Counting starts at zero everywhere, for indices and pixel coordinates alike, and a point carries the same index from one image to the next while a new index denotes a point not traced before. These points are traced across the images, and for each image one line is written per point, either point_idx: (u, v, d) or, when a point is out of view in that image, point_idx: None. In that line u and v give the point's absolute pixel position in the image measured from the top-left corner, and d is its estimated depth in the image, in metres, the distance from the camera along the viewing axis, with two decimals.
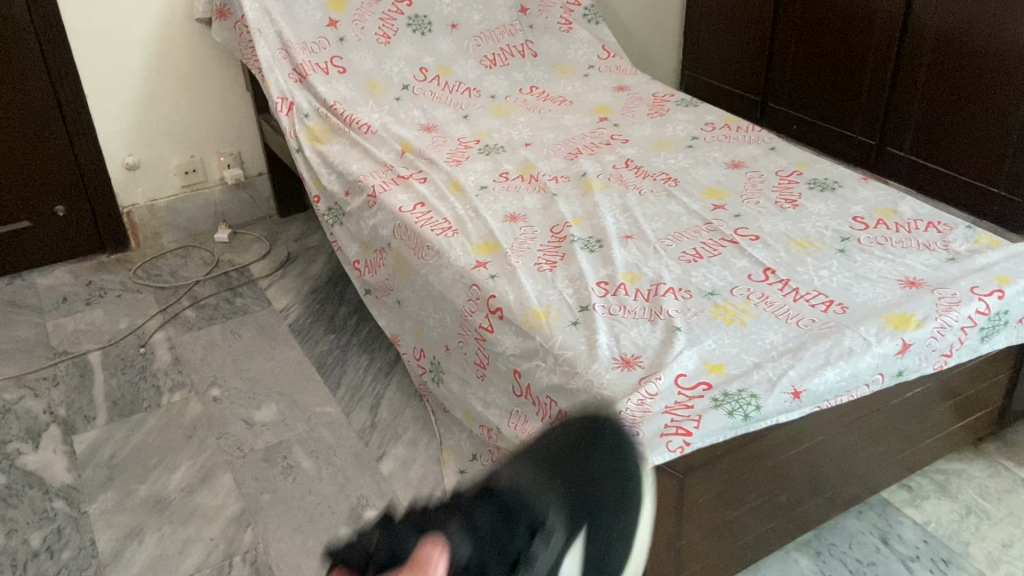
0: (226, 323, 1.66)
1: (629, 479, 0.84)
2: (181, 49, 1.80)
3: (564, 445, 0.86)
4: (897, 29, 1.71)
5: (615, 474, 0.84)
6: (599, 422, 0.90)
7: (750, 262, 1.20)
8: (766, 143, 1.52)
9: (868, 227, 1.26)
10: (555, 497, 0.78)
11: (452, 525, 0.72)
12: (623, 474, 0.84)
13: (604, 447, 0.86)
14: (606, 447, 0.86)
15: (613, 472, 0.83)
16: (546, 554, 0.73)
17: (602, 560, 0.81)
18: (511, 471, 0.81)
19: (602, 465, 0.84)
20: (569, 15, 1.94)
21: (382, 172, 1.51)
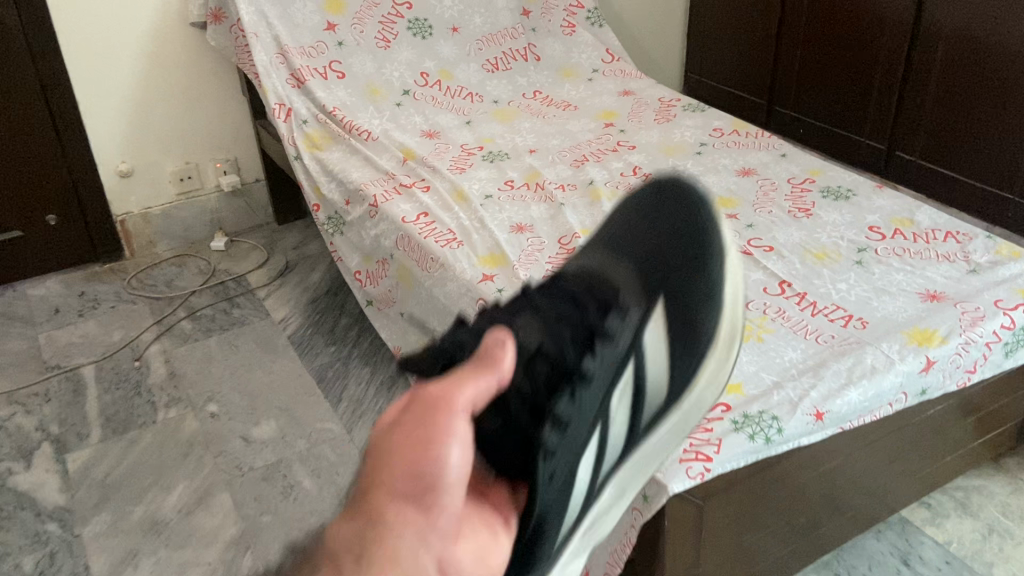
0: (223, 335, 1.62)
1: (699, 242, 0.86)
2: (176, 54, 1.76)
3: (631, 230, 0.90)
4: (908, 30, 1.68)
5: (682, 241, 0.86)
6: (662, 195, 0.92)
7: (765, 274, 1.17)
8: (778, 149, 1.49)
9: (885, 237, 1.22)
10: (619, 280, 0.84)
11: (522, 320, 0.79)
12: (692, 240, 0.86)
13: (669, 220, 0.89)
14: (671, 219, 0.89)
15: (673, 231, 0.88)
16: (621, 326, 0.80)
17: (690, 322, 0.82)
18: (582, 262, 0.89)
19: (661, 234, 0.88)
20: (572, 18, 1.91)
21: (384, 180, 1.47)
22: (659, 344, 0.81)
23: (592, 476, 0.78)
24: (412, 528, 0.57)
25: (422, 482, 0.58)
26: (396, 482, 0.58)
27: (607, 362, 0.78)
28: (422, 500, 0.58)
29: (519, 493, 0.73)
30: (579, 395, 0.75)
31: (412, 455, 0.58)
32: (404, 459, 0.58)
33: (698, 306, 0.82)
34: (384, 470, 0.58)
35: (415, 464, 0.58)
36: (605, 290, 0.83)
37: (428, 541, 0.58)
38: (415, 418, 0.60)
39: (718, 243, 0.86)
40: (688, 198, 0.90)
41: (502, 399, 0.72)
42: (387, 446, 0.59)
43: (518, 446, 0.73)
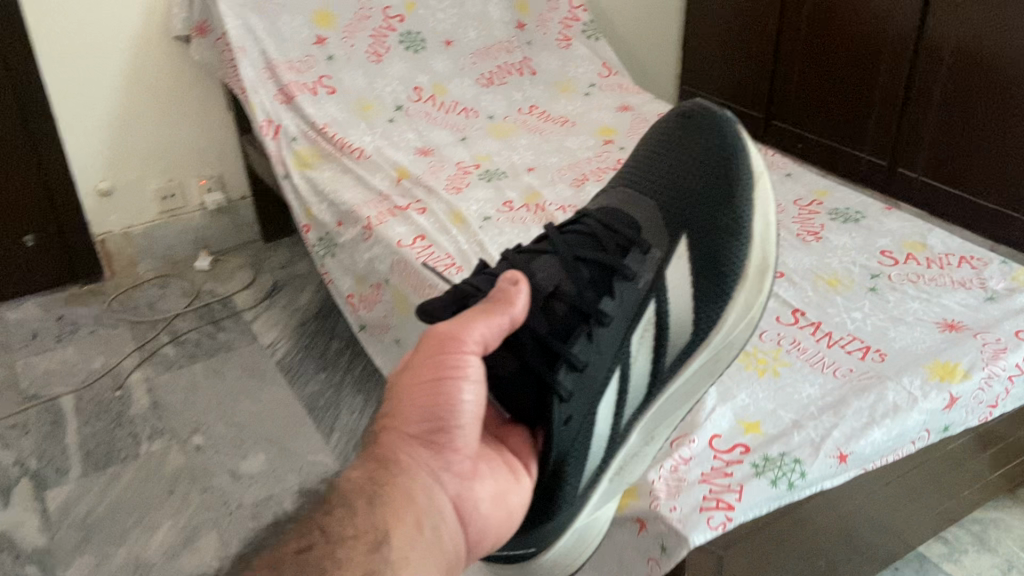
0: (209, 360, 1.56)
1: (725, 171, 0.83)
2: (158, 68, 1.69)
3: (659, 162, 0.89)
4: (910, 44, 1.65)
5: (707, 172, 0.84)
6: (693, 122, 0.89)
7: (777, 302, 1.12)
8: (783, 168, 1.45)
9: (898, 263, 1.18)
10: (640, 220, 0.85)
11: (544, 261, 0.80)
12: (718, 172, 0.83)
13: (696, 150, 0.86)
14: (699, 149, 0.86)
15: (697, 162, 0.86)
16: (639, 265, 0.81)
17: (715, 254, 0.80)
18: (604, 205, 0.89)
19: (684, 168, 0.86)
20: (567, 31, 1.89)
21: (377, 201, 1.42)
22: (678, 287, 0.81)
23: (615, 418, 0.77)
24: (424, 467, 0.61)
25: (431, 422, 0.62)
26: (409, 422, 0.62)
27: (626, 303, 0.79)
28: (432, 441, 0.62)
29: (537, 437, 0.72)
30: (596, 338, 0.75)
31: (421, 397, 0.62)
32: (414, 400, 0.62)
33: (721, 243, 0.80)
34: (398, 414, 0.63)
35: (424, 405, 0.61)
36: (625, 228, 0.83)
37: (444, 477, 0.62)
38: (423, 360, 0.63)
39: (747, 173, 0.82)
40: (720, 122, 0.86)
41: (518, 339, 0.72)
42: (399, 390, 0.63)
43: (536, 392, 0.71)
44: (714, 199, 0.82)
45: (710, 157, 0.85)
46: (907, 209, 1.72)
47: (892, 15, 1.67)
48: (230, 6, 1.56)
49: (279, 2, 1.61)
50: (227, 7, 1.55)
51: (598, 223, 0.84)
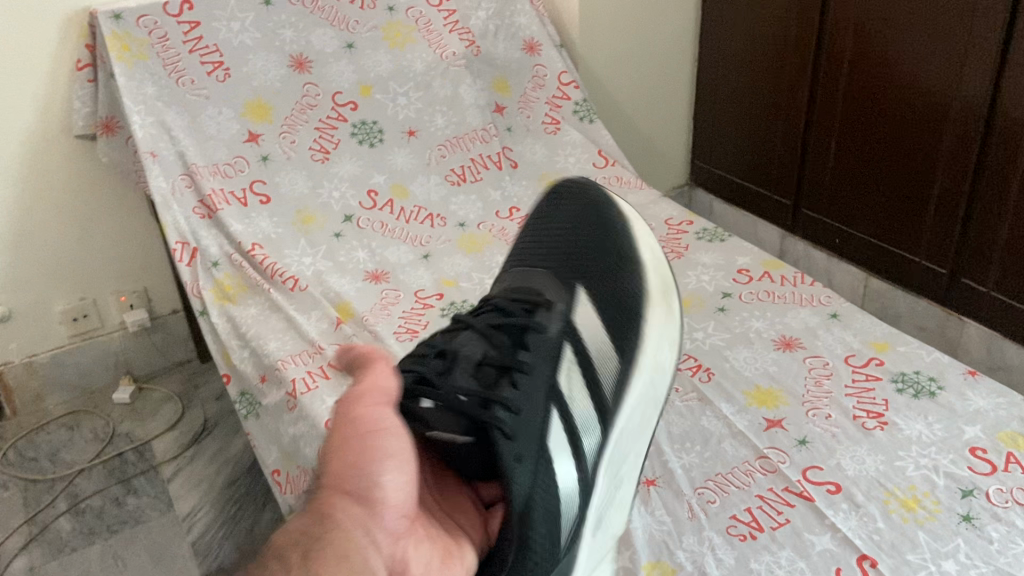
0: (110, 540, 1.24)
1: (553, 238, 0.95)
2: (60, 171, 1.40)
3: (542, 232, 0.97)
4: (979, 127, 1.31)
5: (544, 244, 0.94)
6: (533, 227, 1.00)
7: (837, 541, 0.80)
8: (826, 306, 1.15)
9: (996, 470, 0.87)
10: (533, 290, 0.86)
11: (464, 336, 0.78)
12: (539, 254, 0.93)
13: (559, 223, 0.96)
14: (558, 227, 0.96)
15: (561, 230, 0.95)
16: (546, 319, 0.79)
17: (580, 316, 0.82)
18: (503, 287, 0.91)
19: (557, 233, 0.95)
20: (555, 112, 1.60)
21: (309, 355, 1.10)
22: (586, 326, 0.81)
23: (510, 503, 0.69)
24: (387, 512, 0.54)
25: (366, 489, 0.53)
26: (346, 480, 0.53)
27: (542, 350, 0.76)
28: (378, 471, 0.54)
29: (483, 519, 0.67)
30: (524, 384, 0.71)
31: (380, 438, 0.55)
32: (347, 463, 0.54)
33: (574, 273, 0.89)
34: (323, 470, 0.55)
35: (389, 432, 0.57)
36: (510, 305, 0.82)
37: (376, 540, 0.52)
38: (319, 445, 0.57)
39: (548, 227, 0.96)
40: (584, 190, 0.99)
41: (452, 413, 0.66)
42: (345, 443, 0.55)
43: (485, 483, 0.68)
44: (563, 263, 0.90)
45: (534, 245, 0.95)
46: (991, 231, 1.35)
47: (953, 89, 1.34)
48: (138, 101, 1.28)
49: (202, 93, 1.33)
50: (133, 102, 1.27)
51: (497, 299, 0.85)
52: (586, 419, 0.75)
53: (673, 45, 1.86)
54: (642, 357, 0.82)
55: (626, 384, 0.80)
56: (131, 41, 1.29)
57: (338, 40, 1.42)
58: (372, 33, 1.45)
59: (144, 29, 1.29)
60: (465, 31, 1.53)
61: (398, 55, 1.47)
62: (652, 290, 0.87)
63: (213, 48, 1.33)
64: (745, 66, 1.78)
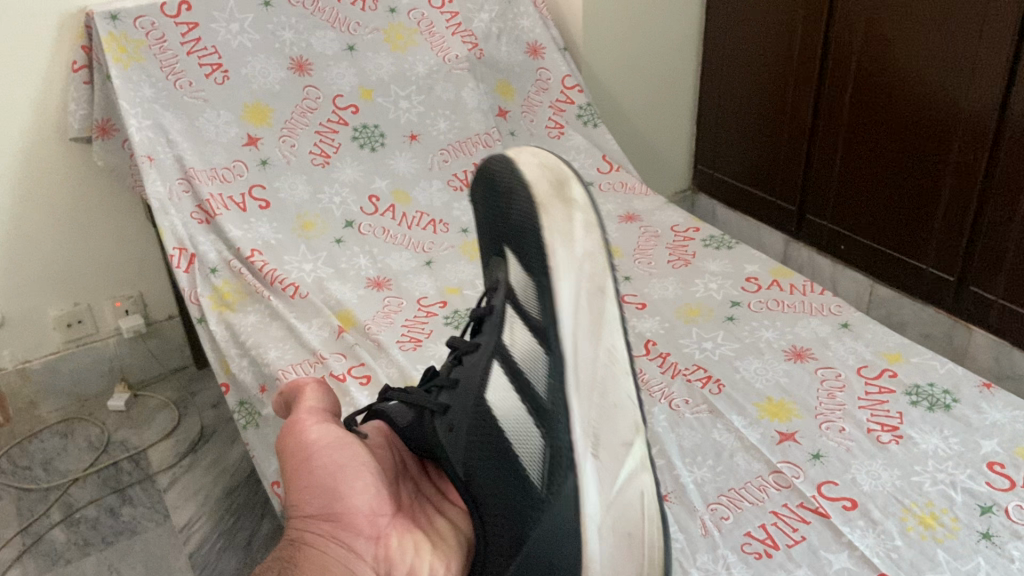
0: (105, 552, 1.21)
1: (481, 208, 0.87)
2: (55, 174, 1.37)
3: (474, 202, 0.90)
4: (989, 133, 1.29)
5: (480, 219, 0.88)
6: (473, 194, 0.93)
7: (854, 560, 0.78)
8: (837, 316, 1.13)
9: (1015, 485, 0.85)
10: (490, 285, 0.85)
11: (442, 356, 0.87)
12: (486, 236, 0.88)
13: (474, 190, 0.88)
14: (474, 196, 0.89)
15: (479, 199, 0.87)
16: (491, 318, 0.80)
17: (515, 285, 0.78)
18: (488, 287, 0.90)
19: (478, 201, 0.87)
20: (559, 116, 1.58)
21: (311, 365, 1.08)
22: (519, 280, 0.77)
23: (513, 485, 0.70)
24: (354, 517, 0.66)
25: (328, 502, 0.67)
26: (306, 503, 0.67)
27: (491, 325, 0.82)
28: (331, 487, 0.67)
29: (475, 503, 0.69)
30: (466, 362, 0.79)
31: (324, 452, 0.70)
32: (308, 480, 0.68)
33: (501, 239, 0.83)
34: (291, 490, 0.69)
35: (331, 447, 0.70)
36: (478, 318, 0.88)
37: (349, 540, 0.65)
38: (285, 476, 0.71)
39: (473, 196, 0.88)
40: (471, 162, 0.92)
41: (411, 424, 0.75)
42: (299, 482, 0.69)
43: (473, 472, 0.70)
44: (493, 234, 0.84)
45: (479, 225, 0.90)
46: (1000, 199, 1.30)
47: (962, 95, 1.32)
48: (135, 103, 1.25)
49: (200, 96, 1.30)
50: (130, 105, 1.25)
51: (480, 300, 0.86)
52: (537, 359, 0.72)
53: (676, 48, 1.85)
54: (557, 271, 0.73)
55: (556, 301, 0.72)
56: (128, 43, 1.26)
57: (339, 43, 1.40)
58: (374, 36, 1.43)
59: (141, 30, 1.27)
60: (468, 34, 1.50)
61: (400, 58, 1.44)
62: (537, 194, 0.76)
63: (211, 50, 1.31)
64: (750, 70, 1.76)
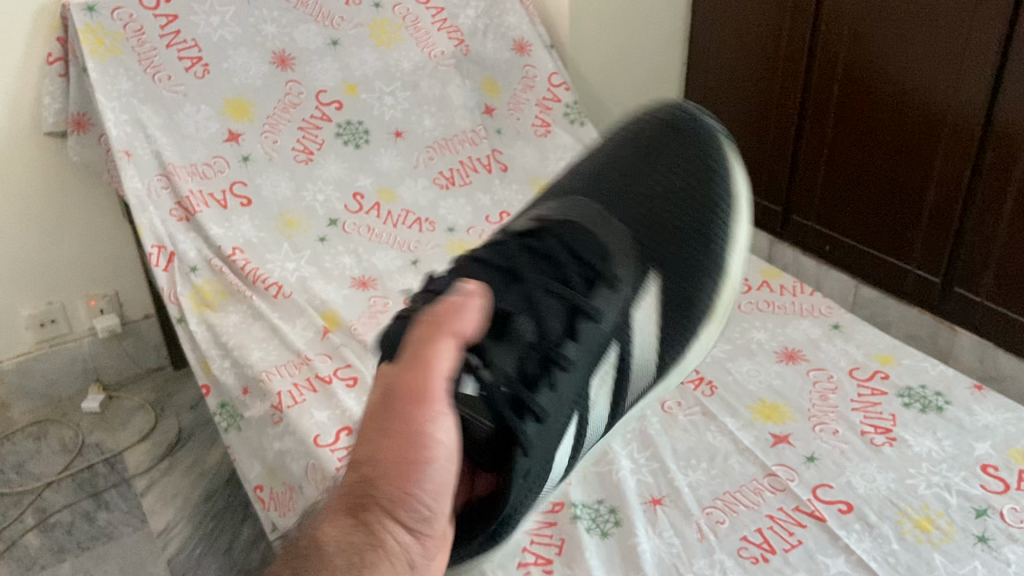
0: (80, 558, 1.17)
1: (666, 201, 0.81)
2: (26, 168, 1.33)
3: (659, 179, 0.83)
4: (975, 134, 1.29)
5: (653, 201, 0.81)
6: (659, 154, 0.86)
7: (851, 564, 0.77)
8: (828, 317, 1.13)
9: (1009, 488, 0.85)
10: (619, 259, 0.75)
11: (513, 293, 0.68)
12: (637, 211, 0.81)
13: (669, 180, 0.83)
14: (678, 177, 0.83)
15: (667, 198, 0.82)
16: (606, 303, 0.70)
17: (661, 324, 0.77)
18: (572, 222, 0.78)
19: (663, 194, 0.82)
20: (546, 114, 1.55)
21: (295, 366, 1.05)
22: (647, 321, 0.75)
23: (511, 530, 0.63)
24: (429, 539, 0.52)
25: (424, 516, 0.51)
26: (407, 504, 0.50)
27: (590, 344, 0.67)
28: (434, 504, 0.51)
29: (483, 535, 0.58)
30: (559, 385, 0.64)
31: (447, 460, 0.52)
32: (417, 483, 0.50)
33: (663, 255, 0.78)
34: (388, 459, 0.50)
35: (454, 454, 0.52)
36: (567, 268, 0.72)
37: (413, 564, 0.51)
38: (385, 423, 0.51)
39: (676, 180, 0.83)
40: (711, 143, 0.84)
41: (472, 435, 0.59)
42: (401, 462, 0.50)
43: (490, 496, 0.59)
44: (656, 230, 0.80)
45: (642, 195, 0.82)
46: (969, 200, 1.34)
47: (950, 94, 1.32)
48: (113, 97, 1.22)
49: (179, 90, 1.27)
50: (107, 99, 1.21)
51: (570, 244, 0.74)
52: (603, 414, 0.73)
53: (662, 46, 1.84)
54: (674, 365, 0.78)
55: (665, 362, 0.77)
56: (105, 35, 1.23)
57: (322, 37, 1.37)
58: (358, 31, 1.40)
59: (119, 21, 1.23)
60: (453, 30, 1.49)
61: (385, 53, 1.42)
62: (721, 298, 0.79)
63: (191, 43, 1.27)
64: (736, 70, 1.76)
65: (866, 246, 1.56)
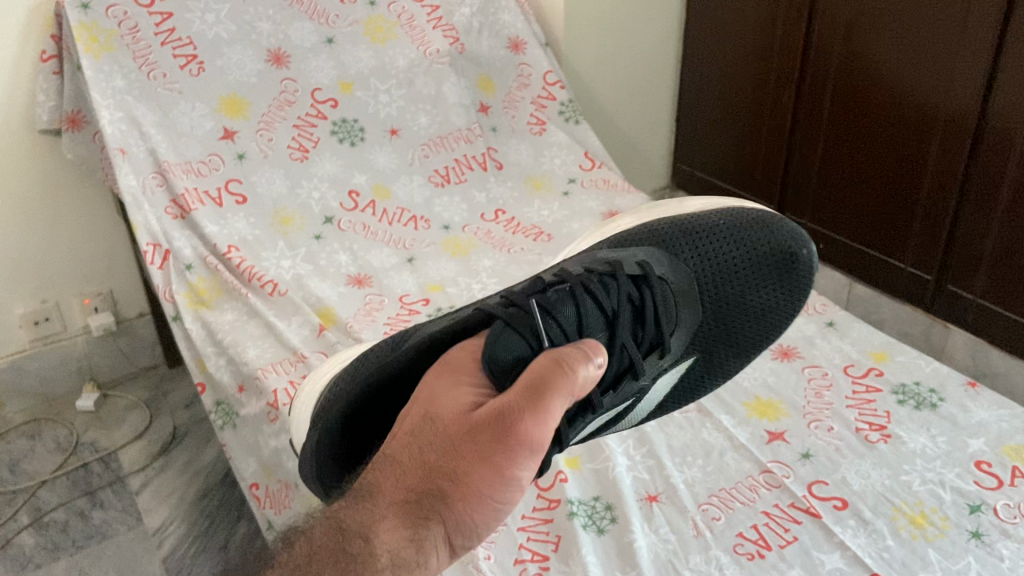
0: (75, 557, 1.17)
1: (739, 305, 0.87)
2: (18, 167, 1.32)
3: (754, 287, 0.87)
4: (968, 133, 1.30)
5: (736, 302, 0.87)
6: (779, 268, 0.87)
7: (847, 560, 0.78)
8: (822, 314, 1.14)
9: (1003, 484, 0.85)
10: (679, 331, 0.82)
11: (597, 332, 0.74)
12: (711, 297, 0.86)
13: (762, 296, 0.88)
14: (768, 294, 0.88)
15: (751, 316, 0.88)
16: (649, 369, 0.79)
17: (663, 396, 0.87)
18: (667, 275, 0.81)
19: (749, 310, 0.88)
20: (541, 112, 1.57)
21: (290, 364, 1.05)
22: (661, 385, 0.84)
23: None
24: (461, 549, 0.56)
25: (467, 534, 0.54)
26: (464, 523, 0.54)
27: (623, 399, 0.75)
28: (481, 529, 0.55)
29: None
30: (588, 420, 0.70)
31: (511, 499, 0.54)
32: (479, 511, 0.54)
33: (699, 344, 0.87)
34: (468, 495, 0.53)
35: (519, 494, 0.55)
36: (649, 326, 0.78)
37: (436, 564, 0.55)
38: (479, 442, 0.53)
39: (762, 298, 0.88)
40: (801, 287, 0.90)
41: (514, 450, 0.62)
42: (472, 485, 0.53)
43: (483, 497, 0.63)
44: (710, 319, 0.87)
45: (727, 288, 0.86)
46: (962, 198, 1.34)
47: (943, 93, 1.32)
48: (107, 95, 1.21)
49: (174, 88, 1.26)
50: (101, 96, 1.21)
51: (658, 299, 0.79)
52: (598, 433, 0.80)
53: (656, 45, 1.84)
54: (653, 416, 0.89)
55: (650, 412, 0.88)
56: (99, 32, 1.22)
57: (318, 35, 1.37)
58: (353, 29, 1.40)
59: (114, 19, 1.22)
60: (449, 28, 1.48)
61: (380, 51, 1.42)
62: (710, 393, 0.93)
63: (186, 40, 1.27)
64: (730, 68, 1.76)
65: (859, 244, 1.57)
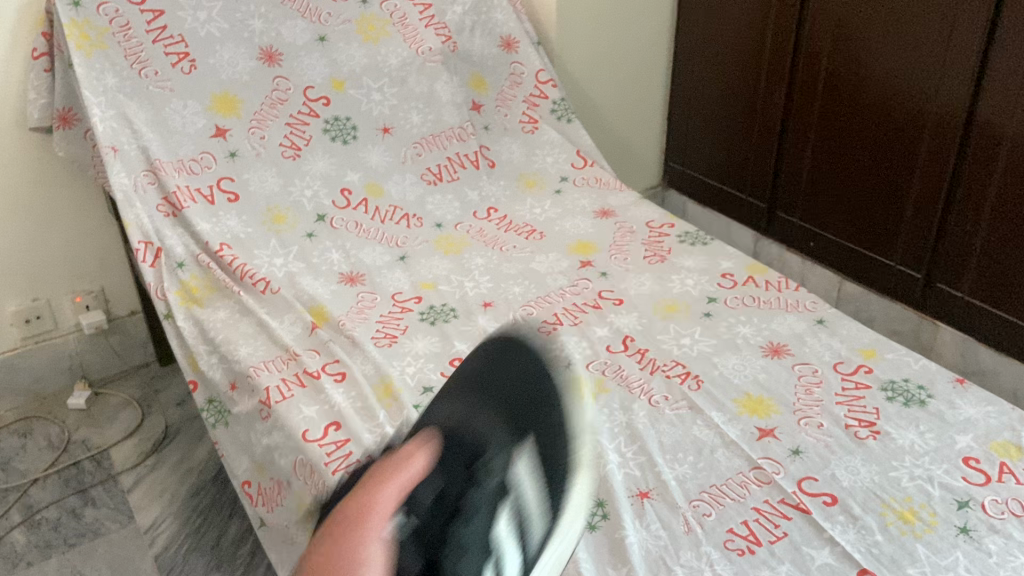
0: (67, 555, 1.17)
1: (534, 392, 0.85)
2: (9, 164, 1.32)
3: (507, 377, 0.88)
4: (956, 133, 1.31)
5: (518, 396, 0.85)
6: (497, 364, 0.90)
7: (836, 555, 0.78)
8: (812, 312, 1.14)
9: (990, 480, 0.86)
10: (488, 433, 0.80)
11: None
12: (520, 397, 0.85)
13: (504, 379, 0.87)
14: (540, 373, 0.87)
15: (527, 392, 0.85)
16: (483, 475, 0.73)
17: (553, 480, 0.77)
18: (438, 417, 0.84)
19: (520, 390, 0.85)
20: (533, 111, 1.58)
21: (284, 362, 1.05)
22: (524, 475, 0.75)
23: None
24: None
25: None
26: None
27: (468, 519, 0.69)
28: None
29: None
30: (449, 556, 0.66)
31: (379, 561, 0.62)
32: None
33: (544, 436, 0.80)
34: (336, 558, 0.61)
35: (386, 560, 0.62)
36: (451, 450, 0.78)
37: None
38: (340, 520, 0.65)
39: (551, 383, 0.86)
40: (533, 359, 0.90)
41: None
42: (341, 547, 0.62)
43: None
44: (522, 417, 0.82)
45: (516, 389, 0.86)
46: (950, 198, 1.35)
47: (931, 94, 1.33)
48: (99, 92, 1.21)
49: (166, 85, 1.26)
50: (93, 94, 1.20)
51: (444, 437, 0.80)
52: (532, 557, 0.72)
53: (648, 43, 1.84)
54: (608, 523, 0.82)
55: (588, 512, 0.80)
56: (91, 30, 1.22)
57: (310, 33, 1.37)
58: (346, 27, 1.40)
59: (105, 17, 1.22)
60: (441, 26, 1.48)
61: (372, 49, 1.42)
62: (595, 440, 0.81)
63: (177, 38, 1.27)
64: (721, 67, 1.77)
65: (849, 243, 1.58)
